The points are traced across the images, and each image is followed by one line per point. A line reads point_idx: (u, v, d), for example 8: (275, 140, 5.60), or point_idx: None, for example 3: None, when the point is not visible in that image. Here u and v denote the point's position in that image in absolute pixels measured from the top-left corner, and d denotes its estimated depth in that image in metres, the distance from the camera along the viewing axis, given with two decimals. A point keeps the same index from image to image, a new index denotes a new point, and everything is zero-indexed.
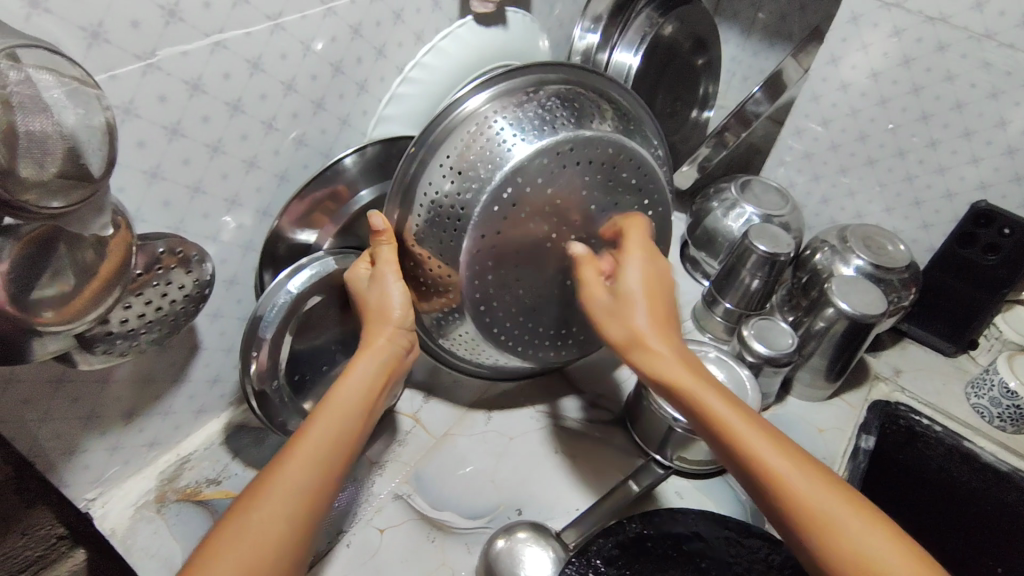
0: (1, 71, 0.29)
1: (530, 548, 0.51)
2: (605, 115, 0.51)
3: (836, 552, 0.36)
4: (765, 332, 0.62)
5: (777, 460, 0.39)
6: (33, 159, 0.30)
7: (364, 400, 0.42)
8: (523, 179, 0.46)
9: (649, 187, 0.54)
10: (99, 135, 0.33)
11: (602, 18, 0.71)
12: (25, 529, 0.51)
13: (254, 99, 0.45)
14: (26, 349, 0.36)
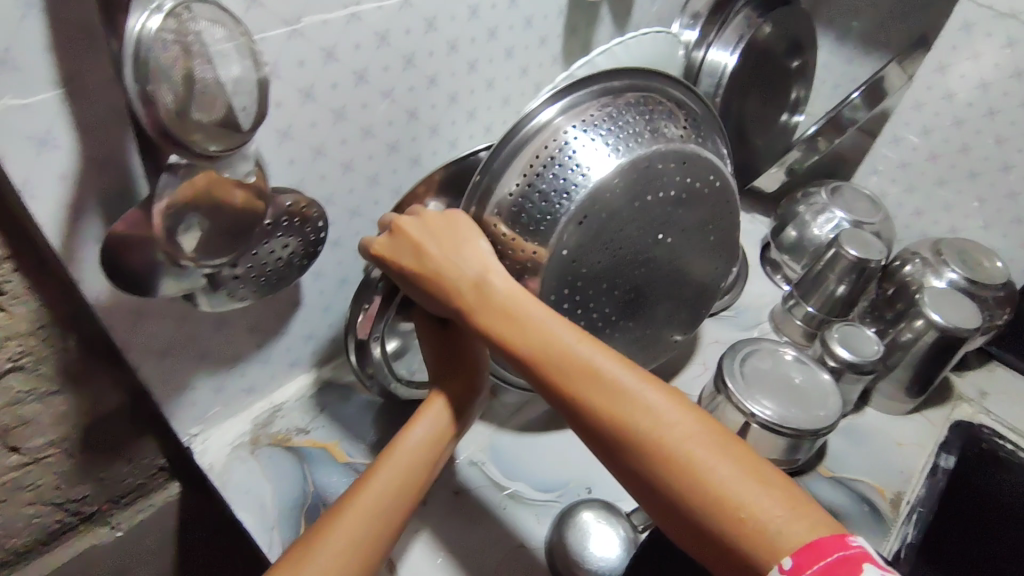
0: (183, 21, 0.31)
1: (598, 526, 0.52)
2: (674, 122, 0.50)
3: (715, 517, 0.31)
4: (849, 338, 0.62)
5: (662, 415, 0.34)
6: (202, 107, 0.33)
7: (431, 452, 0.43)
8: (605, 197, 0.45)
9: (721, 192, 0.53)
10: (254, 90, 0.36)
11: (701, 15, 0.73)
12: (132, 457, 0.54)
13: (377, 70, 0.47)
14: (159, 282, 0.39)
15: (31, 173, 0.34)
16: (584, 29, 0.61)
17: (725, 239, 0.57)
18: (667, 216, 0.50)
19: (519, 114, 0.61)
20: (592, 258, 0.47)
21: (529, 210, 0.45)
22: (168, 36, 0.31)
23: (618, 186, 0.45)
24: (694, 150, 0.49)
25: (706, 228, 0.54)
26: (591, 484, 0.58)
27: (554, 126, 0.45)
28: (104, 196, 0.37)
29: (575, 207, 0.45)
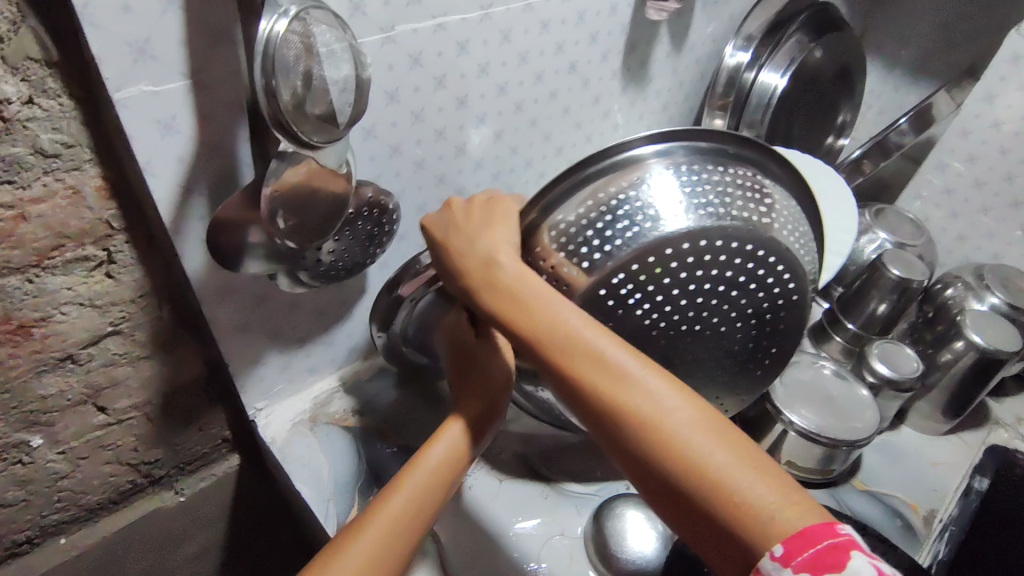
0: (307, 25, 0.35)
1: (637, 521, 0.54)
2: (767, 204, 0.47)
3: (705, 495, 0.32)
4: (889, 355, 0.63)
5: (661, 400, 0.35)
6: (310, 101, 0.37)
7: (451, 468, 0.43)
8: (658, 253, 0.44)
9: (792, 294, 0.49)
10: (354, 91, 0.39)
11: (754, 38, 0.73)
12: (201, 426, 0.57)
13: (455, 78, 0.51)
14: (246, 257, 0.42)
15: (155, 155, 0.38)
16: (644, 46, 0.64)
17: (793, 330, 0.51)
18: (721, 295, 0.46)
19: (578, 124, 0.65)
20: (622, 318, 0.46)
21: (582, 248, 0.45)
22: (293, 36, 0.34)
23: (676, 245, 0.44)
24: (778, 241, 0.46)
25: (768, 321, 0.49)
26: (628, 482, 0.60)
27: (639, 166, 0.45)
28: (212, 179, 0.41)
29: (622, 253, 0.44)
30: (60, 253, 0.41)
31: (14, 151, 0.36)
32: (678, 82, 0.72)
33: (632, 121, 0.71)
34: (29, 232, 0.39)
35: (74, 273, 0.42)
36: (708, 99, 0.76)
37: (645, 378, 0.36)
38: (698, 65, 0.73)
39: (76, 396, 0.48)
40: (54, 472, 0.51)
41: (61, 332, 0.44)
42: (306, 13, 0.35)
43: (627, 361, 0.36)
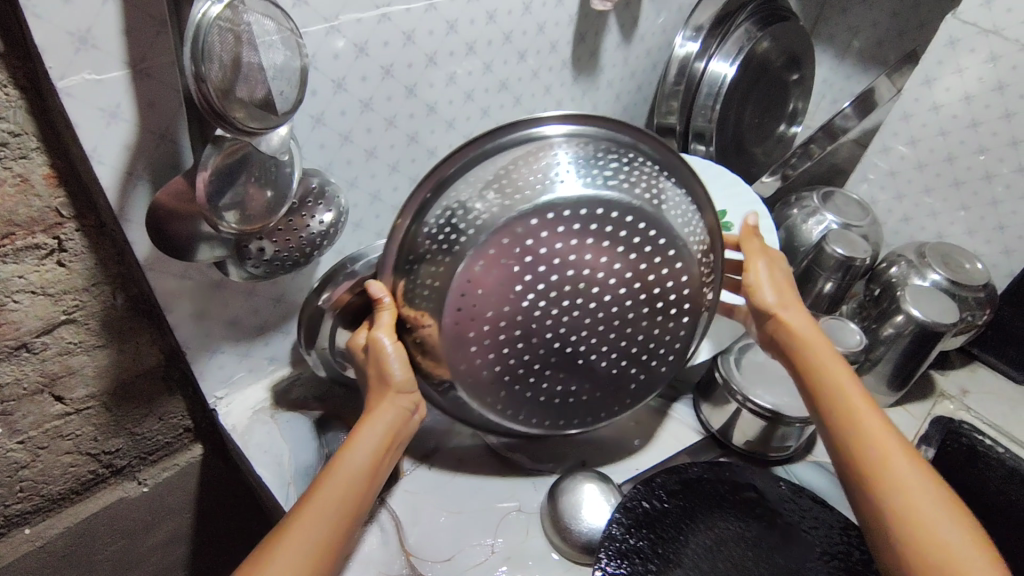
0: (238, 13, 0.36)
1: (593, 494, 0.54)
2: (651, 182, 0.48)
3: (912, 530, 0.40)
4: (833, 331, 0.65)
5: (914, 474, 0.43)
6: (247, 87, 0.38)
7: (364, 477, 0.43)
8: (542, 218, 0.44)
9: (678, 273, 0.49)
10: (294, 77, 0.41)
11: (704, 28, 0.75)
12: (161, 415, 0.58)
13: (403, 66, 0.52)
14: (194, 250, 0.44)
15: (98, 141, 0.39)
16: (592, 36, 0.66)
17: (684, 314, 0.52)
18: (607, 267, 0.46)
19: (531, 113, 0.66)
20: (509, 295, 0.45)
21: (470, 215, 0.44)
22: (224, 23, 0.36)
23: (555, 214, 0.44)
24: (657, 212, 0.47)
25: (657, 300, 0.49)
26: (585, 459, 0.61)
27: (526, 147, 0.46)
28: (160, 166, 0.42)
29: (502, 221, 0.43)
30: (12, 242, 0.42)
31: None
32: (630, 72, 0.74)
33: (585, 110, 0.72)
34: None
35: (25, 261, 0.43)
36: (661, 89, 0.79)
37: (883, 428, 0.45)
38: (649, 56, 0.75)
39: (32, 385, 0.49)
40: (13, 462, 0.52)
41: (15, 320, 0.45)
42: (239, 1, 0.36)
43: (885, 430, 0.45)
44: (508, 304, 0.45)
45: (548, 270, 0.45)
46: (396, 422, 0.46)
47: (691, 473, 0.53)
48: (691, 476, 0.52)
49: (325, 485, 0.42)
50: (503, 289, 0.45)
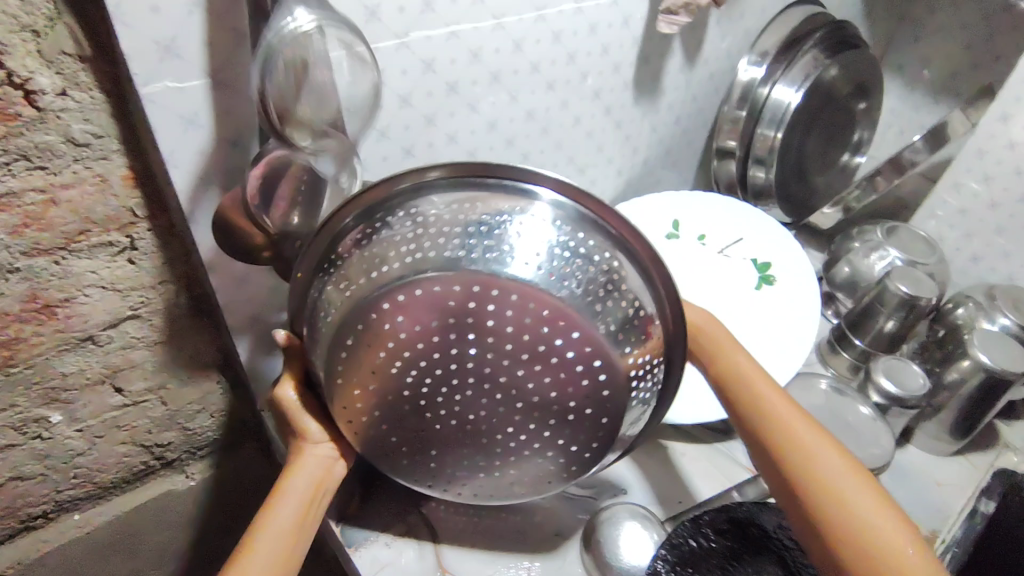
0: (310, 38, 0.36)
1: (634, 529, 0.53)
2: (580, 258, 0.40)
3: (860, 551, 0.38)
4: (895, 370, 0.63)
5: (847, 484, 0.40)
6: (311, 107, 0.39)
7: (293, 531, 0.39)
8: (403, 293, 0.38)
9: (596, 375, 0.40)
10: (362, 97, 0.42)
11: (769, 54, 0.74)
12: (212, 412, 0.59)
13: (467, 84, 0.53)
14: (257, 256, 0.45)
15: (176, 146, 0.41)
16: (656, 59, 0.65)
17: (612, 414, 0.41)
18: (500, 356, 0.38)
19: (589, 133, 0.66)
20: (392, 368, 0.39)
21: (364, 268, 0.40)
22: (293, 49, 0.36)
23: (432, 290, 0.37)
24: (572, 301, 0.38)
25: (570, 399, 0.40)
26: (627, 487, 0.59)
27: (415, 200, 0.41)
28: (231, 171, 0.44)
29: (385, 278, 0.38)
30: (87, 238, 0.43)
31: (48, 139, 0.38)
32: (691, 96, 0.73)
33: (643, 132, 0.72)
34: (58, 216, 0.41)
35: (98, 257, 0.45)
36: (722, 112, 0.77)
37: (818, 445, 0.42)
38: (712, 79, 0.74)
39: (96, 376, 0.50)
40: (71, 449, 0.53)
41: (85, 313, 0.46)
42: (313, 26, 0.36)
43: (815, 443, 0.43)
44: (391, 377, 0.40)
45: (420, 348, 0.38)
46: (318, 472, 0.43)
47: (741, 511, 0.48)
48: (741, 514, 0.48)
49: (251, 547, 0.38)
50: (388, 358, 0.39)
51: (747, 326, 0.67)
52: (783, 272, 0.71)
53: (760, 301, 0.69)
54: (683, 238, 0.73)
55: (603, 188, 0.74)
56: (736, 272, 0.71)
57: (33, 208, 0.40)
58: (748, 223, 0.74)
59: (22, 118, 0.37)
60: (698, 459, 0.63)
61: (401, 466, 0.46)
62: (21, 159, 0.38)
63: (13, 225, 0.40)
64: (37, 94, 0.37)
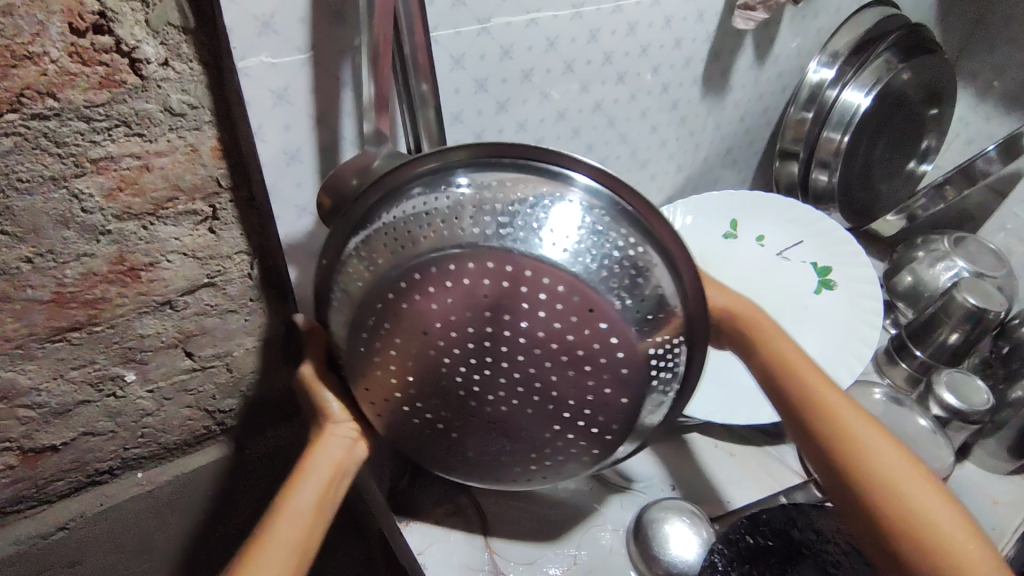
0: (343, 79, 0.43)
1: (679, 529, 0.53)
2: (606, 238, 0.38)
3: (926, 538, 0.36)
4: (957, 384, 0.62)
5: (893, 464, 0.39)
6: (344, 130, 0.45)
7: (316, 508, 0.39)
8: (419, 270, 0.37)
9: (611, 363, 0.38)
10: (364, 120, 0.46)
11: (840, 55, 0.73)
12: (273, 382, 0.61)
13: (541, 72, 0.53)
14: None
15: (263, 119, 0.42)
16: (726, 55, 0.65)
17: (622, 402, 0.39)
18: (518, 337, 0.37)
19: (654, 127, 0.66)
20: (415, 346, 0.39)
21: (393, 248, 0.38)
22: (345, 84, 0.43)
23: (458, 261, 0.37)
24: (590, 281, 0.37)
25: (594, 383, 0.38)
26: (675, 483, 0.59)
27: (437, 179, 0.40)
28: (313, 148, 0.45)
29: (412, 254, 0.38)
30: (174, 206, 0.45)
31: (147, 107, 0.40)
32: (758, 95, 0.72)
33: (707, 130, 0.71)
34: (150, 182, 0.43)
35: (182, 225, 0.46)
36: (788, 113, 0.76)
37: (862, 424, 0.41)
38: (780, 78, 0.73)
39: (170, 339, 0.52)
40: (140, 408, 0.55)
41: (166, 278, 0.48)
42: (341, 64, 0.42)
43: (859, 424, 0.41)
44: (418, 359, 0.39)
45: (438, 322, 0.37)
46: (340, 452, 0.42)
47: (778, 519, 0.47)
48: (779, 525, 0.46)
49: (267, 542, 0.36)
50: (411, 341, 0.39)
51: (805, 332, 0.66)
52: (844, 277, 0.69)
53: (819, 306, 0.68)
54: (741, 239, 0.73)
55: (663, 185, 0.73)
56: (795, 276, 0.70)
57: (127, 173, 0.41)
58: (811, 226, 0.73)
59: (127, 85, 0.38)
60: (746, 459, 0.62)
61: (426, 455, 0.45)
62: (121, 126, 0.39)
63: (109, 188, 0.41)
64: (142, 62, 0.38)
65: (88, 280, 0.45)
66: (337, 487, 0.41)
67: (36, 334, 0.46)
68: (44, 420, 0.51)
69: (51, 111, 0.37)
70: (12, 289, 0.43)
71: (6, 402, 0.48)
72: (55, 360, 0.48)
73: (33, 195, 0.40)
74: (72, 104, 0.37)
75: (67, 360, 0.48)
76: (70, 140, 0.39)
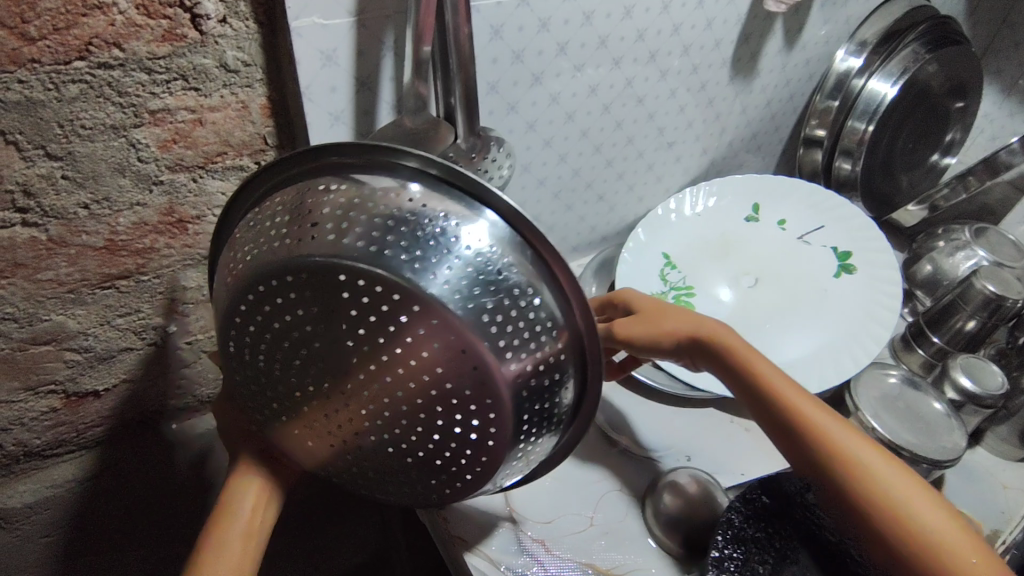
0: (384, 43, 0.44)
1: (694, 495, 0.54)
2: (494, 271, 0.37)
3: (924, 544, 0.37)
4: (972, 368, 0.63)
5: (883, 471, 0.39)
6: (384, 93, 0.47)
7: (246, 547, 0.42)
8: (288, 277, 0.37)
9: (497, 399, 0.37)
10: (396, 87, 0.47)
11: (868, 44, 0.73)
12: None
13: (576, 46, 0.55)
14: None
15: (313, 79, 0.44)
16: (757, 38, 0.66)
17: (503, 433, 0.39)
18: (403, 364, 0.37)
19: (681, 108, 0.67)
20: (296, 354, 0.39)
21: (280, 239, 0.38)
22: (387, 47, 0.45)
23: (342, 281, 0.36)
24: (467, 319, 0.36)
25: (473, 406, 0.38)
26: (691, 454, 0.61)
27: (321, 180, 0.39)
28: (357, 111, 0.47)
29: (302, 257, 0.36)
30: (222, 160, 0.47)
31: (204, 62, 0.41)
32: (785, 80, 0.73)
33: (734, 112, 0.72)
34: (202, 136, 0.45)
35: (229, 180, 0.48)
36: (814, 101, 0.77)
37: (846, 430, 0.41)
38: (809, 64, 0.74)
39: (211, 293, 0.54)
40: (179, 359, 0.58)
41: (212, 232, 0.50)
42: (383, 29, 0.44)
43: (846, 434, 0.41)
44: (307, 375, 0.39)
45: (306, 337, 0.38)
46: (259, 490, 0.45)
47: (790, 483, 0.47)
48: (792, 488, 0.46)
49: None
50: (290, 354, 0.39)
51: (822, 316, 0.68)
52: (865, 262, 0.70)
53: (839, 289, 0.69)
54: (763, 222, 0.74)
55: (687, 166, 0.75)
56: (815, 260, 0.72)
57: (182, 126, 0.43)
58: (832, 213, 0.74)
59: (187, 40, 0.40)
60: (761, 435, 0.63)
61: (319, 467, 0.45)
62: (179, 79, 0.41)
63: (164, 139, 0.44)
64: (202, 18, 0.39)
65: (139, 229, 0.47)
66: (268, 508, 0.45)
67: (87, 279, 0.48)
68: (88, 365, 0.54)
69: (117, 61, 0.39)
70: (69, 234, 0.45)
71: (55, 345, 0.51)
72: (102, 306, 0.50)
73: (94, 142, 0.42)
74: (136, 55, 0.39)
75: (114, 307, 0.51)
76: (132, 90, 0.41)
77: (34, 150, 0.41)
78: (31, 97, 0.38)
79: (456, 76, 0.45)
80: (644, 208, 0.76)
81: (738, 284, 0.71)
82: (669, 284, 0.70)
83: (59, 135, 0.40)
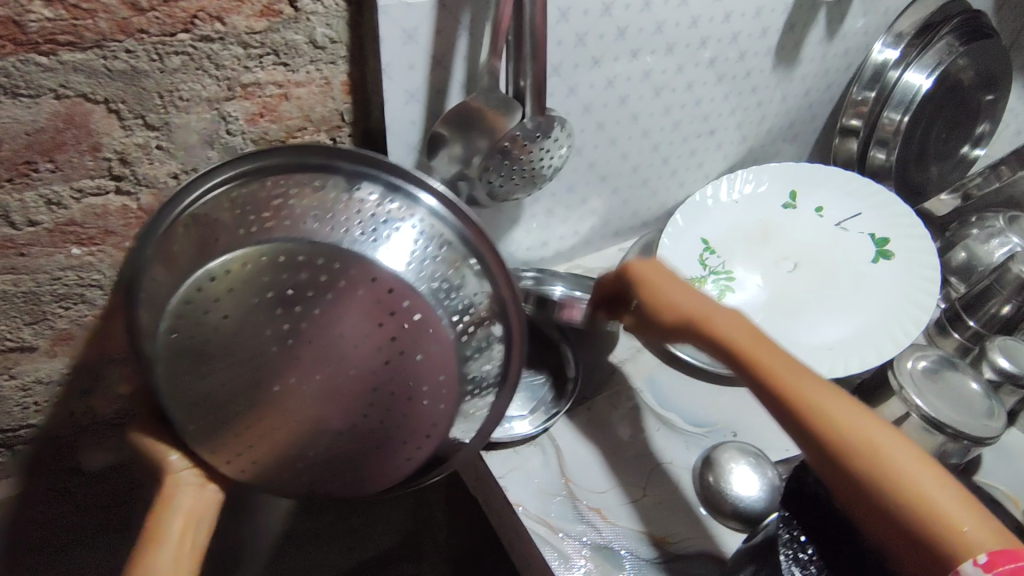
0: (462, 22, 0.46)
1: (744, 467, 0.56)
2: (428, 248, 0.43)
3: (917, 509, 0.33)
4: (1011, 350, 0.65)
5: (871, 430, 0.36)
6: (457, 72, 0.49)
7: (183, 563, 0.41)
8: (234, 270, 0.40)
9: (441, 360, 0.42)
10: (467, 66, 0.49)
11: (905, 36, 0.74)
12: None
13: (635, 31, 0.56)
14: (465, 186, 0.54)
15: (395, 56, 0.45)
16: (801, 27, 0.67)
17: (446, 395, 0.43)
18: (348, 337, 0.41)
19: (727, 95, 0.69)
20: (233, 350, 0.41)
21: (226, 237, 0.41)
22: (463, 27, 0.46)
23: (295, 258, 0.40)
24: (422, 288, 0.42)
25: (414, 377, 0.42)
26: (737, 429, 0.63)
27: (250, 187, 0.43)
28: (431, 89, 0.49)
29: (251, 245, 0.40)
30: (303, 135, 0.48)
31: (296, 37, 0.43)
32: (824, 70, 0.75)
33: (775, 101, 0.74)
34: (287, 110, 0.46)
35: None
36: (850, 92, 0.79)
37: (830, 392, 0.38)
38: (847, 55, 0.75)
39: None
40: None
41: None
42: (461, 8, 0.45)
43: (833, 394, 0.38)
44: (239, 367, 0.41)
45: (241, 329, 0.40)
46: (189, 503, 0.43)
47: None
48: None
49: None
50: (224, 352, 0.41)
51: (860, 298, 0.70)
52: (901, 247, 0.72)
53: (876, 273, 0.71)
54: (801, 209, 0.76)
55: (727, 153, 0.77)
56: (853, 245, 0.74)
57: (270, 100, 0.45)
58: (869, 201, 0.75)
59: (282, 15, 0.42)
60: None
61: (256, 474, 0.44)
62: (271, 54, 0.43)
63: (252, 113, 0.45)
64: None
65: None
66: (195, 536, 0.43)
67: None
68: None
69: (217, 34, 0.41)
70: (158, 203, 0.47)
71: None
72: None
73: (190, 113, 0.44)
74: (235, 29, 0.41)
75: None
76: (228, 64, 0.42)
77: (133, 119, 0.43)
78: (136, 67, 0.41)
79: (530, 55, 0.47)
80: (683, 194, 0.78)
81: (777, 268, 0.73)
82: (709, 268, 0.72)
83: (157, 105, 0.42)
